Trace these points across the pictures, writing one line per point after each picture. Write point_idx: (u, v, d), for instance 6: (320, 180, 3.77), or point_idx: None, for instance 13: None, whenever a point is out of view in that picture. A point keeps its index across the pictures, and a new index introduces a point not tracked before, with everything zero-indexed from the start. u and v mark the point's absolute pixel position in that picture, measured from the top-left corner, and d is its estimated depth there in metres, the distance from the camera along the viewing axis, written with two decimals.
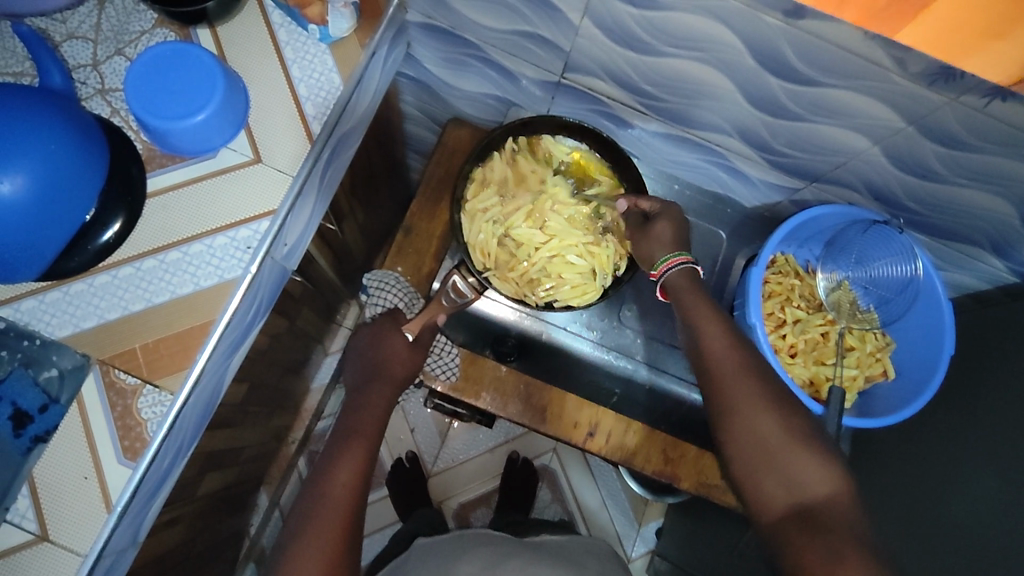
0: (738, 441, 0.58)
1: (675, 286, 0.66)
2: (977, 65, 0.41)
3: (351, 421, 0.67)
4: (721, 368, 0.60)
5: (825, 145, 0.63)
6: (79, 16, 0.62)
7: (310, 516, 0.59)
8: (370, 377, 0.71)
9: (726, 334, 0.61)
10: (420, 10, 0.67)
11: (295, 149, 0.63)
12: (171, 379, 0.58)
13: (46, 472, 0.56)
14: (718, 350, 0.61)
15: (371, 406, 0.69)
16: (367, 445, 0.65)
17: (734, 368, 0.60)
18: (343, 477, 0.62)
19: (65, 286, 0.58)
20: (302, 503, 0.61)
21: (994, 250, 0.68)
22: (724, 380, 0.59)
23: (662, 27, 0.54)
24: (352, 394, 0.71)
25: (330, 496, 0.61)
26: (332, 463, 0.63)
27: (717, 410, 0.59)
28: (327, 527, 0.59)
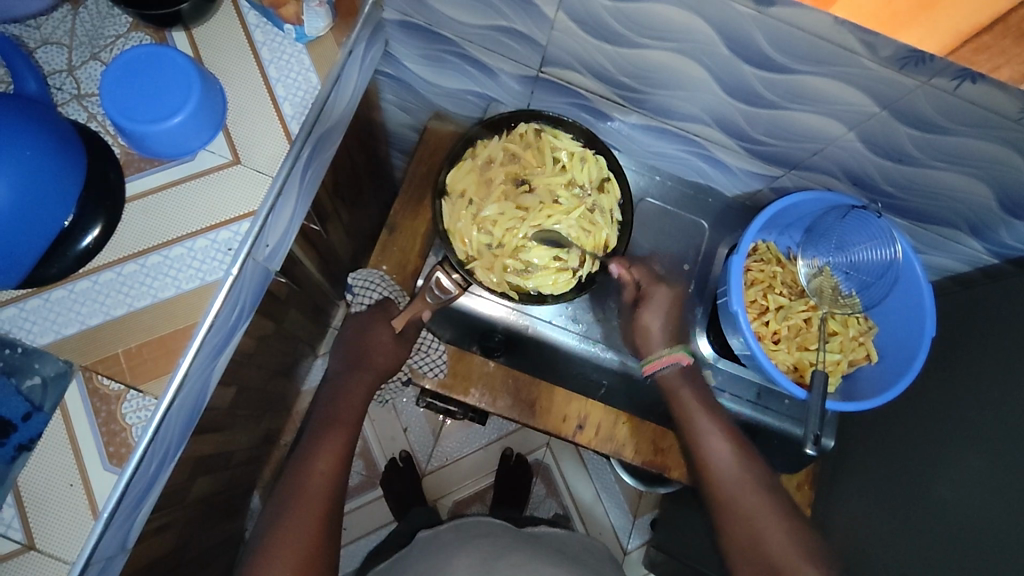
0: (750, 559, 0.64)
1: (669, 383, 0.72)
2: (916, 35, 0.41)
3: (330, 410, 0.70)
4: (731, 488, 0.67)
5: (801, 133, 0.64)
6: (52, 22, 0.62)
7: (289, 505, 0.63)
8: (352, 365, 0.72)
9: (732, 453, 0.68)
10: (396, 8, 0.67)
11: (274, 149, 0.62)
12: (154, 384, 0.57)
13: (32, 481, 0.55)
14: (722, 471, 0.68)
15: (350, 393, 0.71)
16: (346, 436, 0.68)
17: (743, 488, 0.67)
18: (321, 467, 0.65)
19: (47, 293, 0.58)
20: (282, 490, 0.64)
21: (971, 232, 0.69)
22: (733, 503, 0.66)
23: (637, 18, 0.55)
24: (334, 378, 0.73)
25: (308, 485, 0.64)
26: (310, 453, 0.66)
27: (733, 530, 0.66)
28: (306, 517, 0.62)
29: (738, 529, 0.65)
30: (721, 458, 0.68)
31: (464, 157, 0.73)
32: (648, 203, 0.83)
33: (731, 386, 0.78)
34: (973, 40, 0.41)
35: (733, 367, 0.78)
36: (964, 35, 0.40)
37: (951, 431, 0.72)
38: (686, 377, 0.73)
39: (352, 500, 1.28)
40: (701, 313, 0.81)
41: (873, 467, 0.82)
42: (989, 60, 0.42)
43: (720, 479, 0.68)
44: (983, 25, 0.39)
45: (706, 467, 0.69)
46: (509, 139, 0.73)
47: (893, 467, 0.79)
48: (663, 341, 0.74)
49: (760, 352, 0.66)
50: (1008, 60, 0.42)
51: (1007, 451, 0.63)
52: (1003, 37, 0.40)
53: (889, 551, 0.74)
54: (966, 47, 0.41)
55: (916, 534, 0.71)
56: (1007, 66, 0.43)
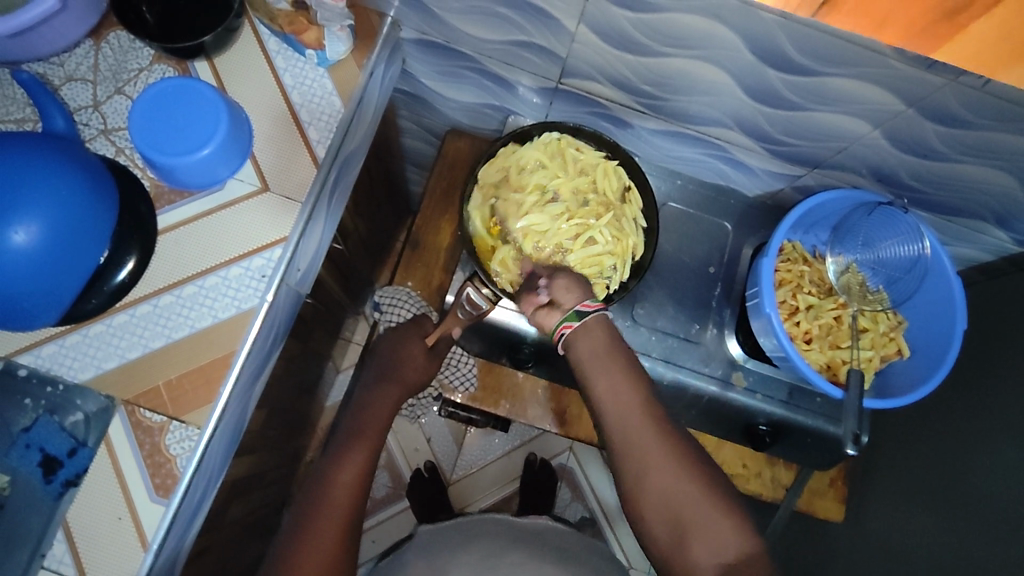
0: (656, 512, 0.58)
1: (586, 331, 0.65)
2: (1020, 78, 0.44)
3: (355, 421, 0.68)
4: (631, 437, 0.60)
5: (826, 133, 0.64)
6: (76, 58, 0.62)
7: (310, 519, 0.60)
8: (380, 378, 0.71)
9: (630, 396, 0.62)
10: (414, 27, 0.67)
11: (302, 173, 0.63)
12: (197, 414, 0.58)
13: (79, 516, 0.56)
14: (623, 415, 0.61)
15: (377, 404, 0.70)
16: (371, 446, 0.66)
17: (641, 433, 0.60)
18: (345, 479, 0.63)
19: (84, 329, 0.58)
20: (302, 505, 0.62)
21: (997, 223, 0.69)
22: (630, 448, 0.60)
23: (661, 29, 0.55)
24: (361, 390, 0.72)
25: (331, 497, 0.62)
26: (335, 463, 0.64)
27: (631, 474, 0.60)
28: (328, 528, 0.60)
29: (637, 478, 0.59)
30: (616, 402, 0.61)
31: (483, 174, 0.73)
32: (670, 208, 0.83)
33: (762, 387, 0.78)
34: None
35: (764, 367, 0.78)
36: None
37: (984, 419, 0.72)
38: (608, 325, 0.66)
39: (380, 513, 1.28)
40: (728, 315, 0.80)
41: (905, 458, 0.82)
42: None
43: (613, 422, 0.61)
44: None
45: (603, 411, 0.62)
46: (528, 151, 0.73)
47: (926, 458, 0.79)
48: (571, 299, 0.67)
49: (795, 353, 0.66)
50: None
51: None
52: None
53: (928, 542, 0.74)
54: None
55: (954, 526, 0.71)
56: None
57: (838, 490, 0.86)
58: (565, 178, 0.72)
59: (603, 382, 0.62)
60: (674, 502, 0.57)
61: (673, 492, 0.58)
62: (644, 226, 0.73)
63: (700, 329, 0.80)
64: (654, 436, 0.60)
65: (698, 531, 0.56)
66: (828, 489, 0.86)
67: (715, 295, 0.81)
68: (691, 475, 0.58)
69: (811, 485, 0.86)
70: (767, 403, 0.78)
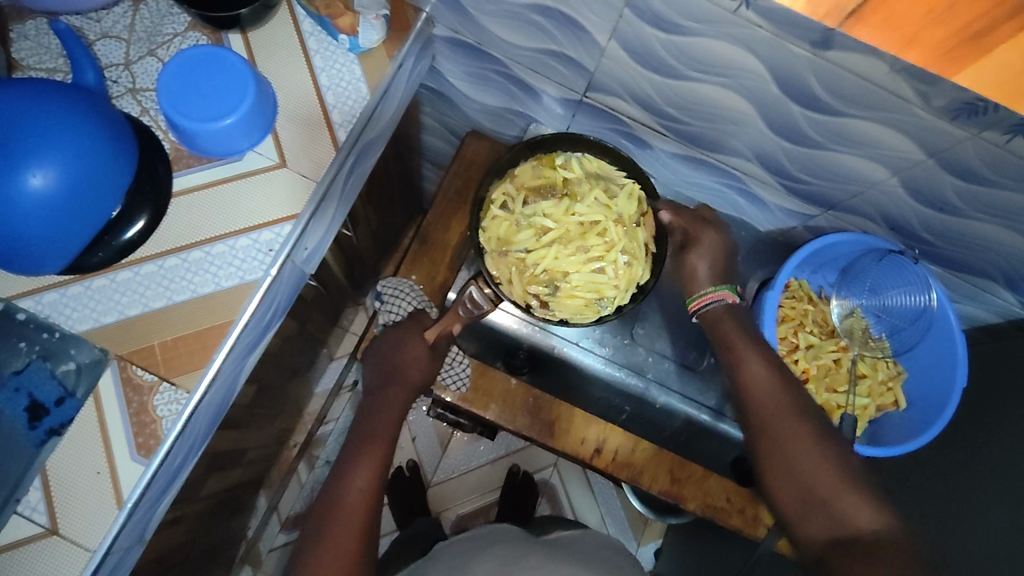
0: (789, 479, 0.61)
1: (712, 319, 0.71)
2: None
3: (367, 424, 0.68)
4: (771, 411, 0.64)
5: (844, 174, 0.64)
6: (113, 16, 0.63)
7: (327, 523, 0.60)
8: (387, 381, 0.72)
9: (769, 373, 0.66)
10: (447, 25, 0.68)
11: (320, 155, 0.64)
12: (187, 378, 0.58)
13: (59, 465, 0.56)
14: (764, 390, 0.65)
15: (388, 407, 0.70)
16: (384, 449, 0.66)
17: (775, 403, 0.64)
18: (360, 485, 0.63)
19: (88, 281, 0.59)
20: (318, 509, 0.62)
21: (1006, 284, 0.69)
22: (765, 424, 0.64)
23: (692, 53, 0.55)
24: (369, 394, 0.72)
25: (348, 505, 0.62)
26: (347, 468, 0.64)
27: (767, 457, 0.63)
28: (344, 532, 0.60)
29: (767, 441, 0.63)
30: (760, 385, 0.65)
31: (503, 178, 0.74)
32: None
33: None
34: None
35: None
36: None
37: (973, 479, 0.71)
38: (731, 314, 0.71)
39: None
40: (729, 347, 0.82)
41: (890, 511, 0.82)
42: None
43: (756, 398, 0.65)
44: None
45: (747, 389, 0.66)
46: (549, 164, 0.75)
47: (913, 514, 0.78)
48: (708, 281, 0.73)
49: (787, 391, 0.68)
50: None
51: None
52: None
53: None
54: None
55: None
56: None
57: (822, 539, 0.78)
58: (582, 195, 0.73)
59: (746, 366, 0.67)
60: (820, 483, 0.59)
61: (805, 463, 0.60)
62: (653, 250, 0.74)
63: (698, 357, 0.83)
64: (784, 410, 0.63)
65: (830, 510, 0.58)
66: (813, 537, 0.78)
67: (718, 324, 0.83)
68: (840, 477, 0.59)
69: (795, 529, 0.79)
70: None
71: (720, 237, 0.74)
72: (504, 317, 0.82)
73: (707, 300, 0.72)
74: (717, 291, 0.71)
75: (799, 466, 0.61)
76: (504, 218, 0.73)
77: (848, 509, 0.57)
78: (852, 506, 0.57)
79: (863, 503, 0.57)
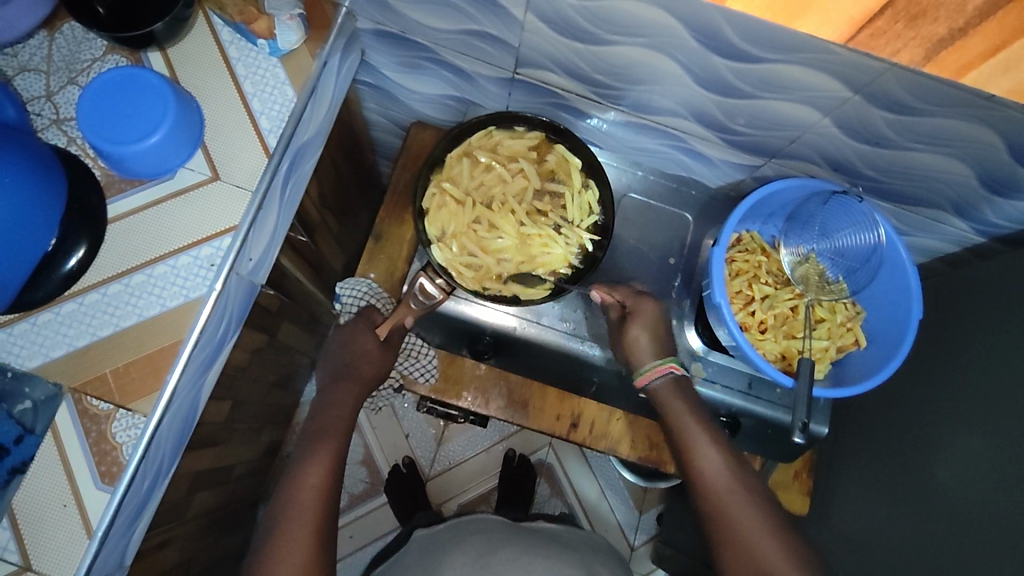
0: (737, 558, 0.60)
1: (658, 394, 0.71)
2: (813, 23, 0.47)
3: (317, 421, 0.68)
4: (724, 495, 0.64)
5: (778, 121, 0.64)
6: (29, 49, 0.62)
7: (283, 522, 0.61)
8: (340, 377, 0.71)
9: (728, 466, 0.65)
10: (369, 17, 0.67)
11: (252, 163, 0.63)
12: (143, 402, 0.58)
13: (25, 503, 0.56)
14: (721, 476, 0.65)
15: (337, 404, 0.70)
16: (336, 446, 0.67)
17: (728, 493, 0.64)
18: (312, 481, 0.63)
19: (33, 317, 0.58)
20: (275, 507, 0.63)
21: (955, 212, 0.69)
22: (729, 528, 0.62)
23: (604, 16, 0.55)
24: (322, 391, 0.72)
25: (301, 500, 0.63)
26: (300, 467, 0.64)
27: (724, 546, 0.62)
28: (298, 528, 0.61)
29: (725, 539, 0.62)
30: (716, 470, 0.65)
31: (454, 156, 0.73)
32: (630, 199, 0.83)
33: (722, 377, 0.78)
34: (869, 26, 0.46)
35: (723, 357, 0.77)
36: (858, 23, 0.46)
37: (946, 408, 0.72)
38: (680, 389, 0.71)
39: (354, 509, 1.28)
40: (688, 306, 0.81)
41: (873, 449, 0.82)
42: (889, 44, 0.47)
43: (712, 487, 0.65)
44: (873, 11, 0.44)
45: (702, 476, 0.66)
46: (490, 140, 0.74)
47: (894, 450, 0.79)
48: (650, 355, 0.72)
49: (745, 342, 0.65)
50: (904, 43, 0.47)
51: (1006, 421, 0.63)
52: (896, 22, 0.45)
53: (892, 538, 0.74)
54: (864, 34, 0.47)
55: (916, 519, 0.71)
56: (906, 49, 0.47)
57: (804, 483, 0.81)
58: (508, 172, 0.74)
59: (701, 451, 0.67)
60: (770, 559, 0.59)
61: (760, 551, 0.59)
62: (597, 215, 0.74)
63: None
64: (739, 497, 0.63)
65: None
66: (794, 482, 0.81)
67: (675, 286, 0.82)
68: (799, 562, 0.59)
69: (777, 477, 0.81)
70: (724, 393, 0.78)
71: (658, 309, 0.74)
72: (490, 309, 0.81)
73: (654, 376, 0.70)
74: (666, 364, 0.70)
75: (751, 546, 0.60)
76: (441, 205, 0.73)
77: None
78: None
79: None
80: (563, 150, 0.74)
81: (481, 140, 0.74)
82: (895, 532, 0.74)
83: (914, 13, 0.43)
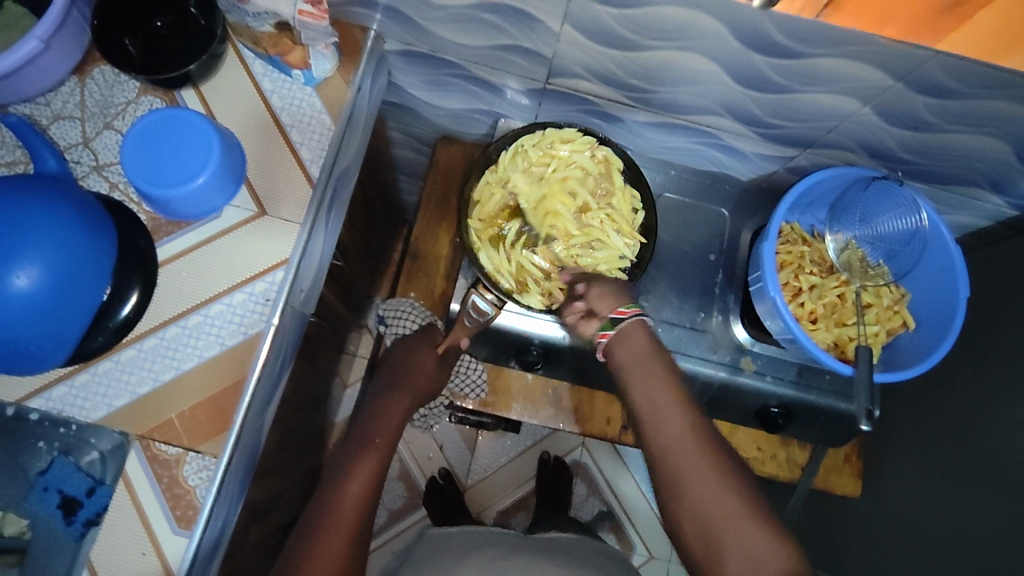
0: (688, 510, 0.57)
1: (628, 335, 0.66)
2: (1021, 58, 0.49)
3: (366, 433, 0.70)
4: (673, 442, 0.59)
5: (818, 113, 0.64)
6: (62, 96, 0.61)
7: (319, 530, 0.60)
8: (391, 387, 0.73)
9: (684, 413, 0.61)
10: (396, 38, 0.67)
11: (297, 194, 0.63)
12: (213, 443, 0.58)
13: (103, 555, 0.56)
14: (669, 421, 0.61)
15: (389, 414, 0.71)
16: (380, 459, 0.67)
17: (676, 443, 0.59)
18: (356, 490, 0.63)
19: (93, 367, 0.58)
20: (313, 510, 0.62)
21: (992, 187, 0.69)
22: (678, 477, 0.58)
23: (645, 23, 0.55)
24: (374, 399, 0.73)
25: (342, 507, 0.62)
26: (346, 475, 0.65)
27: (672, 496, 0.58)
28: (332, 533, 0.60)
29: (684, 489, 0.57)
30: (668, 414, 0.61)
31: (504, 158, 0.72)
32: (667, 198, 0.82)
33: (771, 369, 0.77)
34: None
35: (773, 350, 0.77)
36: None
37: (993, 380, 0.73)
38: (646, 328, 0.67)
39: (395, 525, 1.28)
40: (732, 301, 0.79)
41: (918, 426, 0.83)
42: None
43: (659, 433, 0.60)
44: None
45: (652, 424, 0.61)
46: (542, 141, 0.72)
47: (941, 427, 0.79)
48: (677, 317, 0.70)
49: (802, 334, 0.65)
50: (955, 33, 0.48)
51: None
52: None
53: (948, 512, 0.75)
54: None
55: (971, 491, 0.72)
56: None
57: (854, 465, 0.87)
58: (560, 172, 0.72)
59: (646, 396, 0.63)
60: (717, 508, 0.55)
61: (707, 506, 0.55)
62: (642, 211, 0.73)
63: (705, 317, 0.79)
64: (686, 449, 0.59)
65: (732, 551, 0.53)
66: (846, 465, 0.86)
67: (717, 282, 0.80)
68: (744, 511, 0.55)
69: (827, 463, 0.86)
70: (776, 385, 0.77)
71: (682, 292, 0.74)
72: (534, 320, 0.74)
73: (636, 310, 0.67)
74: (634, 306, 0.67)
75: (696, 495, 0.56)
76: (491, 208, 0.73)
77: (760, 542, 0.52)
78: (749, 541, 0.53)
79: (772, 545, 0.52)
80: (607, 150, 0.71)
81: (534, 140, 0.72)
82: (950, 505, 0.74)
83: None
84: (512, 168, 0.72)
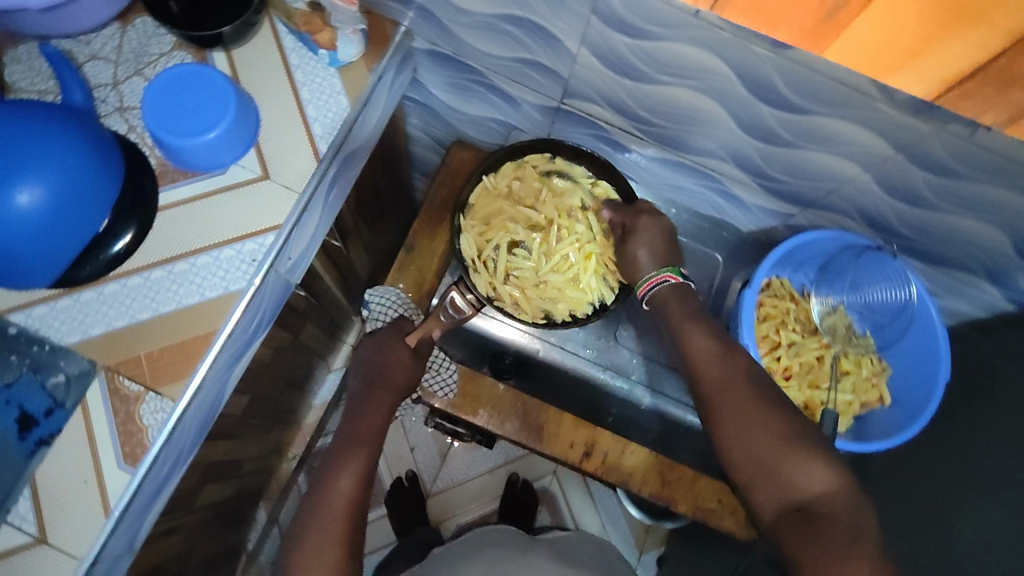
0: (738, 449, 0.59)
1: (662, 301, 0.69)
2: (903, 78, 0.46)
3: (349, 428, 0.66)
4: (716, 387, 0.62)
5: (817, 172, 0.65)
6: (102, 38, 0.65)
7: (315, 533, 0.59)
8: (371, 385, 0.70)
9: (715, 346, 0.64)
10: (425, 38, 0.70)
11: (301, 166, 0.65)
12: (173, 387, 0.59)
13: (49, 476, 0.57)
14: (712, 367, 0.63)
15: (371, 411, 0.68)
16: (367, 454, 0.64)
17: (730, 383, 0.61)
18: (344, 490, 0.61)
19: (77, 294, 0.60)
20: (303, 512, 0.61)
21: (989, 277, 0.69)
22: (724, 414, 0.60)
23: (657, 56, 0.56)
24: (352, 398, 0.70)
25: (332, 507, 0.60)
26: (330, 475, 0.62)
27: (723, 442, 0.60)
28: (327, 533, 0.59)
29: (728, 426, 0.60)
30: (707, 359, 0.64)
31: (507, 167, 0.76)
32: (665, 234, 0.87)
33: None
34: (959, 85, 0.45)
35: None
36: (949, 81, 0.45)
37: (964, 473, 0.71)
38: (681, 295, 0.68)
39: None
40: None
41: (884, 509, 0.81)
42: (974, 105, 0.46)
43: (702, 376, 0.63)
44: (965, 72, 0.43)
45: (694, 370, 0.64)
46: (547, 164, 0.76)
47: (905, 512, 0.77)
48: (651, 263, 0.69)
49: None
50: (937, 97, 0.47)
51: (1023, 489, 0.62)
52: (986, 85, 0.44)
53: None
54: (952, 92, 0.46)
55: None
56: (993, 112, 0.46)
57: None
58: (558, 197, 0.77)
59: (690, 337, 0.65)
60: (766, 448, 0.57)
61: (761, 441, 0.57)
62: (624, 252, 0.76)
63: None
64: (736, 391, 0.61)
65: (784, 483, 0.55)
66: None
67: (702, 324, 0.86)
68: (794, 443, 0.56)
69: None
70: None
71: (659, 219, 0.71)
72: (510, 330, 0.89)
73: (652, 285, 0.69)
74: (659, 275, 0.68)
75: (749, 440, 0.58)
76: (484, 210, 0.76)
77: (806, 475, 0.55)
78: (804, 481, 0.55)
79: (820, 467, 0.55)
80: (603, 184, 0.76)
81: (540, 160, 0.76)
82: None
83: (1007, 78, 0.42)
84: (512, 180, 0.76)
